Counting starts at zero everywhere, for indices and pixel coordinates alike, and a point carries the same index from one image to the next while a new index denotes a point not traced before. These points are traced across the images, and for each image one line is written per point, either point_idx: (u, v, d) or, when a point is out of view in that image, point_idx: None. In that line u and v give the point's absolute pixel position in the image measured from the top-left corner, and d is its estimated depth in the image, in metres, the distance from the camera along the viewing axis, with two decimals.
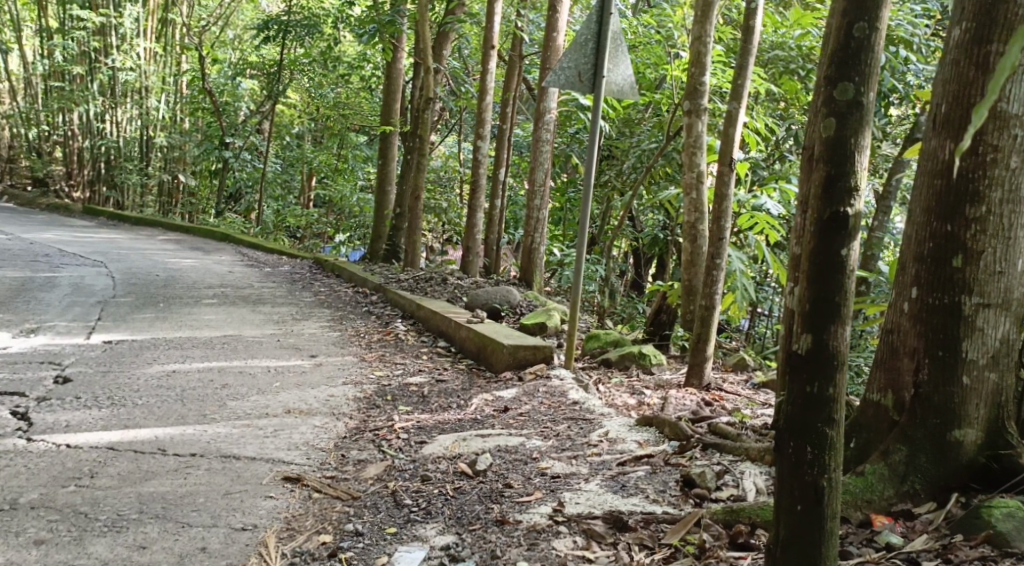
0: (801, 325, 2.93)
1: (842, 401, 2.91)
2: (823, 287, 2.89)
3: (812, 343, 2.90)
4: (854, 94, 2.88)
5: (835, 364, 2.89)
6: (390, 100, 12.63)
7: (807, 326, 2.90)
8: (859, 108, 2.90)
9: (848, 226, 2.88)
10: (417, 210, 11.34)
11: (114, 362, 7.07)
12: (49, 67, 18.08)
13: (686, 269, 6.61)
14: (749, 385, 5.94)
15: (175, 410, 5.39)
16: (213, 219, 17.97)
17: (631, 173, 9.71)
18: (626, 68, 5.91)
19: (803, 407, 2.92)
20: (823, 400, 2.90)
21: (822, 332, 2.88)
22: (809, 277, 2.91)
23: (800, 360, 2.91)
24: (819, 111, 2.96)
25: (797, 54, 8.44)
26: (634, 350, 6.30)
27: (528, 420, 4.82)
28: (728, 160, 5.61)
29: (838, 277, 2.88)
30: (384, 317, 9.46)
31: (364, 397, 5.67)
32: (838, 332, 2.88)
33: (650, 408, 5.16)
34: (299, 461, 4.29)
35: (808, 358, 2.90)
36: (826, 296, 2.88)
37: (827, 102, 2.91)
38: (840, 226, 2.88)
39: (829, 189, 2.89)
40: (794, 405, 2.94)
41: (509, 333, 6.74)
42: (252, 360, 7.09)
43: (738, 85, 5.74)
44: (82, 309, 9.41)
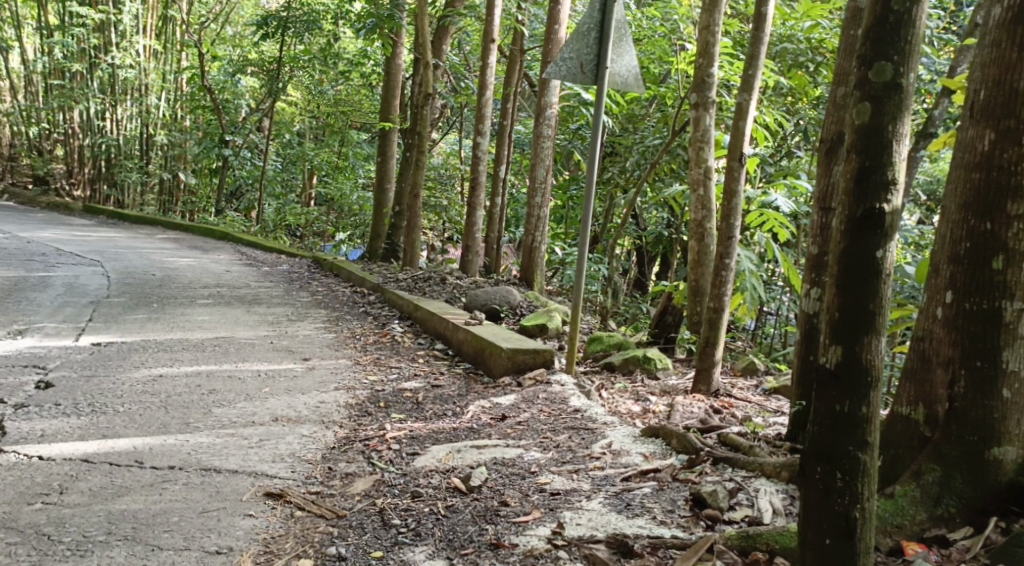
0: (831, 336, 2.72)
1: (876, 419, 2.70)
2: (855, 295, 2.67)
3: (844, 355, 2.69)
4: (892, 76, 2.66)
5: (868, 377, 2.68)
6: (389, 96, 12.35)
7: (838, 337, 2.69)
8: (897, 90, 2.68)
9: (883, 224, 2.67)
10: (416, 208, 11.07)
11: (100, 366, 6.79)
12: (49, 65, 17.92)
13: (693, 269, 6.32)
14: (759, 391, 5.67)
15: (157, 418, 5.08)
16: (213, 218, 17.72)
17: (635, 169, 9.46)
18: (630, 58, 5.66)
19: (832, 428, 2.71)
20: (855, 421, 2.69)
21: (855, 342, 2.67)
22: (840, 281, 2.70)
23: (830, 375, 2.70)
24: (852, 95, 2.73)
25: (806, 47, 8.21)
26: (639, 354, 6.04)
27: (527, 431, 4.57)
28: (739, 155, 5.32)
29: (872, 282, 2.66)
30: (381, 318, 9.21)
31: (356, 403, 5.42)
32: (871, 344, 2.67)
33: (656, 417, 4.91)
34: (283, 475, 4.04)
35: (838, 372, 2.69)
36: (858, 304, 2.67)
37: (861, 84, 2.69)
38: (875, 225, 2.66)
39: (862, 185, 2.67)
40: (822, 425, 2.73)
41: (507, 336, 6.49)
42: (242, 364, 6.83)
43: (748, 76, 5.44)
44: (74, 309, 9.17)
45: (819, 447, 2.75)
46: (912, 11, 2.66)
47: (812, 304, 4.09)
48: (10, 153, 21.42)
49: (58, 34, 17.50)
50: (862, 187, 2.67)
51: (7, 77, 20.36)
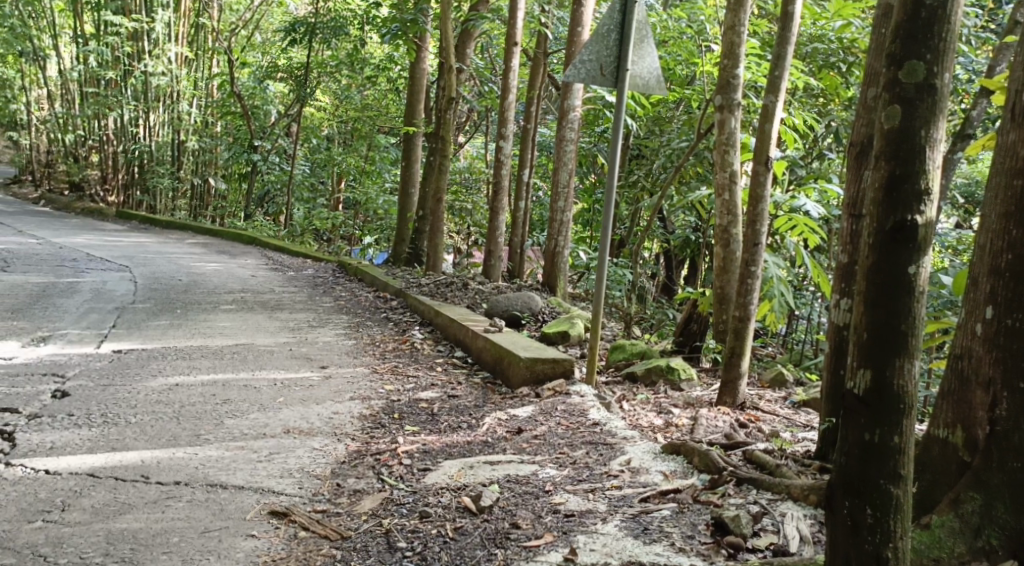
0: (859, 359, 2.59)
1: (909, 448, 2.60)
2: (884, 315, 2.54)
3: (874, 380, 2.57)
4: (925, 76, 2.52)
5: (899, 405, 2.57)
6: (414, 100, 12.22)
7: (868, 360, 2.56)
8: (930, 91, 2.54)
9: (915, 238, 2.54)
10: (439, 213, 10.94)
11: (117, 375, 6.66)
12: (84, 73, 18.11)
13: (719, 275, 6.11)
14: (788, 403, 5.46)
15: (169, 430, 4.91)
16: (242, 222, 17.69)
17: (662, 173, 9.26)
18: (652, 59, 5.48)
19: (861, 459, 2.60)
20: (887, 452, 2.58)
21: (886, 366, 2.55)
22: (868, 299, 2.58)
23: (859, 401, 2.58)
24: (880, 97, 2.59)
25: (838, 47, 8.04)
26: (662, 364, 5.87)
27: (543, 445, 4.43)
28: (764, 159, 5.14)
29: (904, 300, 2.54)
30: (402, 324, 9.09)
31: (370, 414, 5.29)
32: (903, 367, 2.55)
33: (678, 430, 4.74)
34: (290, 492, 3.92)
35: (867, 399, 2.58)
36: (889, 324, 2.55)
37: (891, 85, 2.55)
38: (907, 239, 2.53)
39: (892, 196, 2.54)
40: (851, 457, 2.62)
41: (527, 344, 6.34)
42: (260, 372, 6.72)
43: (775, 77, 5.24)
44: (99, 316, 9.14)
45: (848, 481, 2.64)
46: (945, 7, 2.53)
47: (842, 316, 3.91)
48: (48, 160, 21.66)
49: (92, 42, 17.66)
50: (891, 198, 2.53)
51: (45, 85, 20.60)
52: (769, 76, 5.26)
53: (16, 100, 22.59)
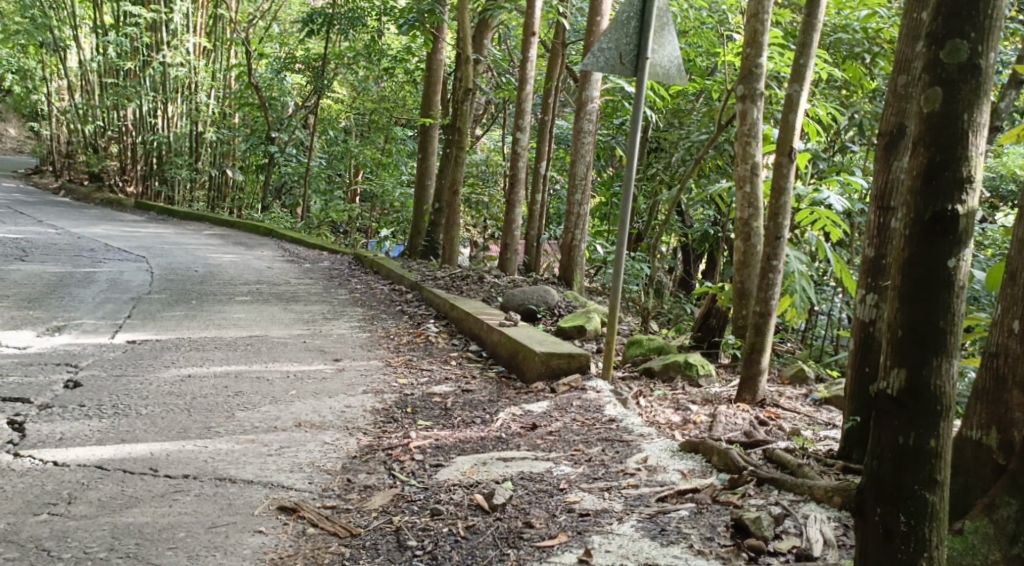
0: (895, 355, 2.57)
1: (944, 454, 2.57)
2: (921, 309, 2.52)
3: (909, 378, 2.55)
4: (967, 57, 2.48)
5: (935, 406, 2.54)
6: (431, 91, 12.11)
7: (903, 357, 2.55)
8: (973, 73, 2.50)
9: (955, 230, 2.51)
10: (455, 205, 10.85)
11: (130, 365, 6.60)
12: (104, 64, 18.13)
13: (738, 270, 5.99)
14: (809, 401, 5.34)
15: (180, 422, 4.84)
16: (259, 214, 17.66)
17: (680, 165, 9.13)
18: (673, 48, 5.39)
19: (895, 461, 2.59)
20: (921, 455, 2.56)
21: (923, 364, 2.53)
22: (905, 294, 2.55)
23: (894, 401, 2.57)
24: (921, 79, 2.55)
25: (863, 37, 7.85)
26: (680, 360, 5.76)
27: (558, 442, 4.34)
28: (787, 150, 5.03)
29: (943, 295, 2.51)
30: (417, 317, 9.01)
31: (383, 408, 5.21)
32: (940, 365, 2.53)
33: (696, 428, 4.64)
34: (300, 487, 3.84)
35: (901, 400, 2.56)
36: (926, 319, 2.52)
37: (932, 67, 2.51)
38: (946, 230, 2.50)
39: (931, 183, 2.51)
40: (883, 461, 2.61)
41: (543, 338, 6.24)
42: (273, 364, 6.65)
43: (799, 65, 5.12)
44: (115, 306, 9.10)
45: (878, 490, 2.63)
46: None
47: (868, 311, 3.84)
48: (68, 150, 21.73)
49: (111, 33, 17.70)
50: (931, 186, 2.51)
51: (66, 76, 20.66)
52: (793, 65, 5.15)
53: (37, 91, 22.66)
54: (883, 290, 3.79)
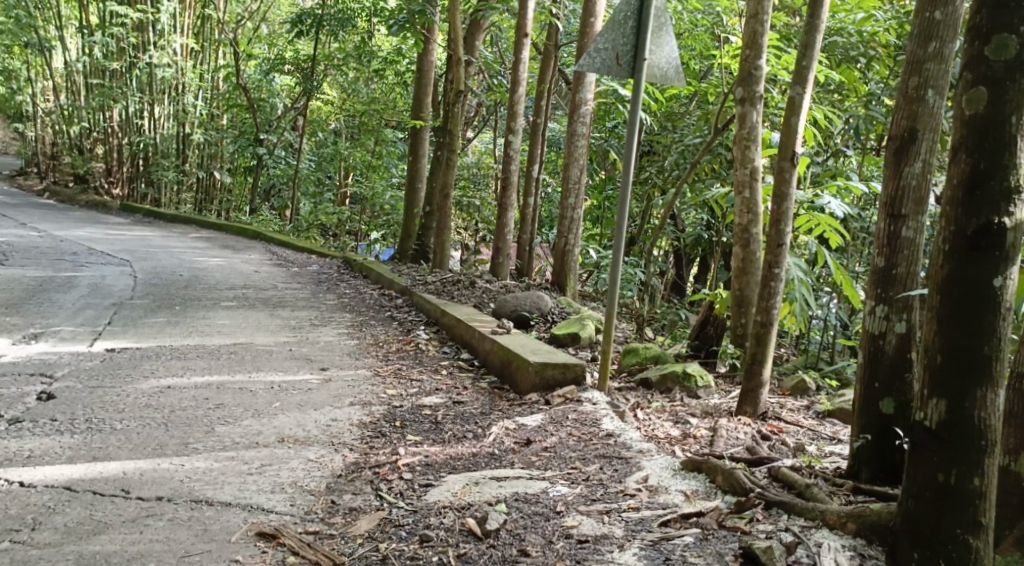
0: (934, 381, 2.89)
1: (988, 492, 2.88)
2: (962, 332, 2.83)
3: (950, 404, 2.86)
4: (1013, 57, 2.75)
5: (978, 440, 2.85)
6: (421, 93, 11.92)
7: (943, 381, 2.87)
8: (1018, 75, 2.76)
9: (996, 248, 2.80)
10: (446, 208, 10.65)
11: (108, 375, 6.39)
12: (89, 64, 17.90)
13: (737, 277, 5.80)
14: (811, 413, 5.16)
15: (156, 437, 4.64)
16: (247, 216, 17.40)
17: (673, 168, 8.96)
18: (671, 48, 5.21)
19: (941, 493, 2.91)
20: (964, 480, 2.88)
21: (963, 387, 2.84)
22: (946, 316, 2.86)
23: (935, 429, 2.89)
24: (965, 80, 2.83)
25: (858, 40, 7.72)
26: (678, 370, 5.57)
27: (554, 459, 4.17)
28: (790, 154, 4.86)
29: (983, 315, 2.81)
30: (407, 323, 8.83)
31: (370, 422, 5.02)
32: (981, 385, 2.83)
33: (697, 442, 4.48)
34: (281, 510, 3.67)
35: (940, 433, 2.89)
36: (966, 340, 2.83)
37: (979, 64, 2.78)
38: (986, 249, 2.80)
39: (971, 197, 2.80)
40: (921, 501, 2.96)
41: (536, 347, 6.06)
42: (257, 374, 6.44)
43: (802, 66, 4.93)
44: (96, 312, 8.88)
45: (917, 532, 2.98)
46: None
47: (877, 323, 3.64)
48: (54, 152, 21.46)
49: (96, 33, 17.44)
50: (974, 198, 2.80)
51: (51, 77, 20.40)
52: (796, 67, 4.96)
53: (22, 91, 22.35)
54: (892, 301, 3.60)
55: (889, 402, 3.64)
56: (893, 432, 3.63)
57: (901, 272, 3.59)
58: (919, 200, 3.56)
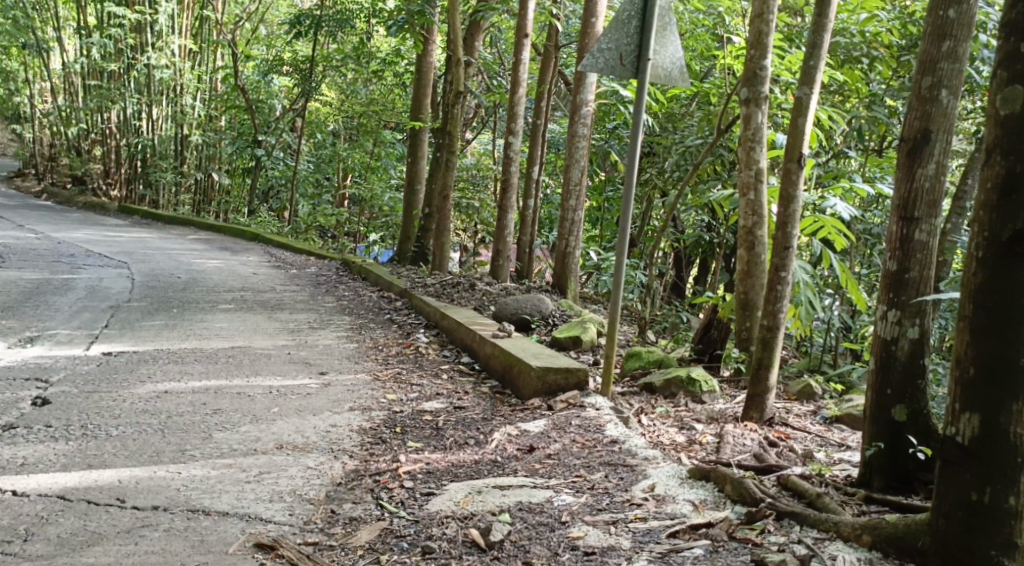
0: (968, 396, 2.90)
1: (1022, 513, 2.87)
2: (995, 343, 2.84)
3: (984, 419, 2.87)
4: None
5: (1012, 457, 2.85)
6: (420, 93, 11.83)
7: (977, 397, 2.87)
8: None
9: None
10: (445, 210, 10.57)
11: (104, 380, 6.29)
12: (88, 66, 17.82)
13: (742, 280, 5.71)
14: (818, 419, 5.08)
15: (152, 444, 4.55)
16: (245, 218, 17.28)
17: (674, 170, 8.88)
18: (675, 48, 5.12)
19: (973, 512, 2.91)
20: (998, 499, 2.88)
21: (995, 403, 2.84)
22: (980, 329, 2.87)
23: (969, 445, 2.90)
24: (999, 80, 2.85)
25: (860, 40, 7.64)
26: (682, 375, 5.49)
27: (557, 466, 4.10)
28: (797, 156, 4.78)
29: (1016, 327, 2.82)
30: (406, 326, 8.74)
31: (370, 428, 4.93)
32: (1014, 399, 2.83)
33: (703, 449, 4.41)
34: (279, 520, 3.59)
35: (974, 449, 2.89)
36: (1000, 353, 2.84)
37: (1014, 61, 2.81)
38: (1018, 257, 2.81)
39: (1006, 201, 2.82)
40: (953, 521, 2.96)
41: (537, 351, 5.98)
42: (255, 379, 6.34)
43: (808, 67, 4.85)
44: (92, 315, 8.78)
45: (948, 552, 2.97)
46: None
47: (889, 328, 3.56)
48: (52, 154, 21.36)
49: (93, 33, 17.31)
50: (1005, 206, 2.82)
51: (50, 79, 20.30)
52: (802, 66, 4.88)
53: (20, 93, 22.20)
54: (906, 306, 3.53)
55: (902, 409, 3.58)
56: (905, 440, 3.59)
57: (915, 276, 3.51)
58: (932, 202, 3.49)
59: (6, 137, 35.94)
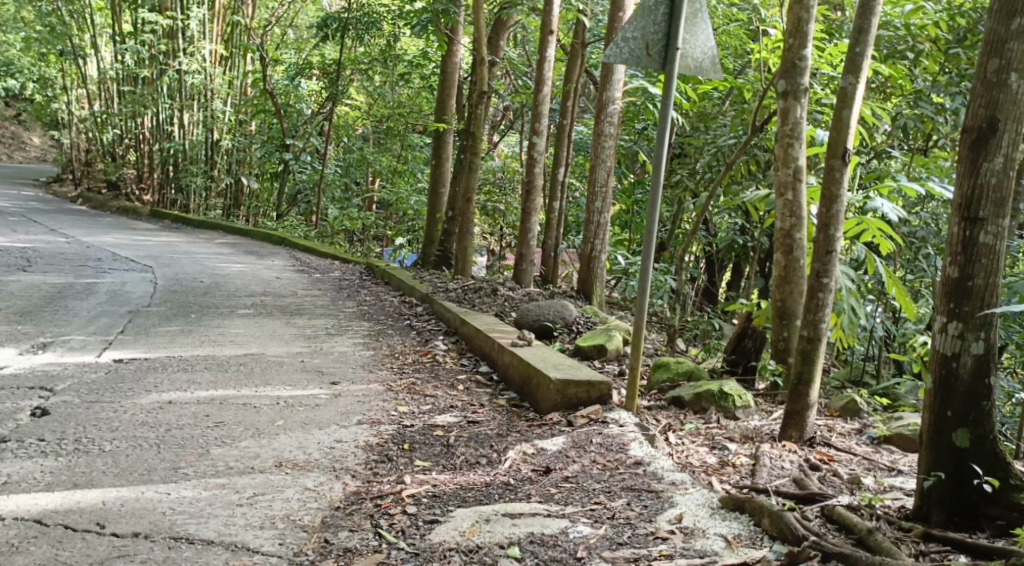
0: None
1: None
2: None
3: None
4: None
5: None
6: (446, 95, 11.47)
7: None
8: None
9: None
10: (469, 213, 10.22)
11: (109, 389, 5.88)
12: (123, 71, 17.94)
13: (778, 287, 5.34)
14: (864, 439, 4.68)
15: (145, 461, 4.14)
16: (272, 221, 17.02)
17: (706, 171, 8.49)
18: (706, 37, 4.74)
19: None
20: None
21: None
22: None
23: None
24: None
25: (905, 34, 7.24)
26: (714, 388, 5.09)
27: (576, 490, 3.76)
28: (840, 152, 4.40)
29: None
30: (426, 333, 8.41)
31: (376, 443, 4.59)
32: None
33: (736, 472, 4.06)
34: (268, 551, 3.29)
35: None
36: None
37: None
38: None
39: None
40: None
41: (560, 361, 5.60)
42: (263, 389, 5.98)
43: (856, 53, 4.44)
44: (110, 320, 8.52)
45: None
46: None
47: (949, 343, 3.26)
48: (89, 159, 21.41)
49: (129, 39, 17.29)
50: None
51: (86, 86, 20.34)
52: (847, 54, 4.47)
53: (58, 99, 22.16)
54: (969, 318, 3.22)
55: (965, 434, 3.29)
56: (970, 469, 3.30)
57: (980, 284, 3.20)
58: (999, 200, 3.18)
59: (53, 147, 36.30)
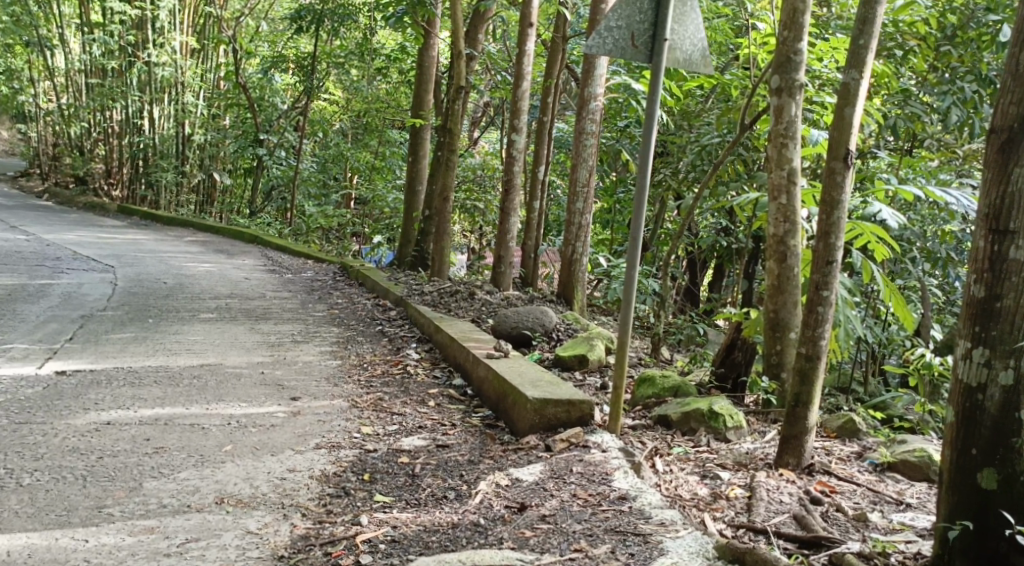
0: None
1: None
2: None
3: None
4: None
5: None
6: (422, 90, 10.98)
7: None
8: None
9: None
10: (445, 213, 9.76)
11: (42, 408, 5.42)
12: (89, 63, 17.24)
13: (770, 297, 4.93)
14: (865, 465, 4.27)
15: (67, 500, 3.74)
16: (245, 219, 16.47)
17: (689, 171, 8.10)
18: (696, 27, 4.34)
19: None
20: None
21: None
22: None
23: None
24: None
25: (892, 30, 6.80)
26: (703, 408, 4.69)
27: (553, 533, 3.40)
28: (842, 154, 4.00)
29: None
30: (397, 341, 7.98)
31: (333, 473, 4.17)
32: None
33: (730, 508, 3.66)
34: None
35: None
36: None
37: None
38: None
39: None
40: None
41: (538, 376, 5.17)
42: (215, 406, 5.54)
43: (860, 47, 4.04)
44: (59, 325, 8.01)
45: None
46: None
47: (974, 371, 2.91)
48: (57, 153, 20.71)
49: (96, 29, 16.58)
50: None
51: (51, 77, 19.59)
52: (851, 46, 4.07)
53: (24, 91, 21.37)
54: (995, 343, 2.86)
55: (991, 474, 2.91)
56: (999, 517, 2.92)
57: (1009, 306, 2.85)
58: None
59: (18, 139, 35.26)
